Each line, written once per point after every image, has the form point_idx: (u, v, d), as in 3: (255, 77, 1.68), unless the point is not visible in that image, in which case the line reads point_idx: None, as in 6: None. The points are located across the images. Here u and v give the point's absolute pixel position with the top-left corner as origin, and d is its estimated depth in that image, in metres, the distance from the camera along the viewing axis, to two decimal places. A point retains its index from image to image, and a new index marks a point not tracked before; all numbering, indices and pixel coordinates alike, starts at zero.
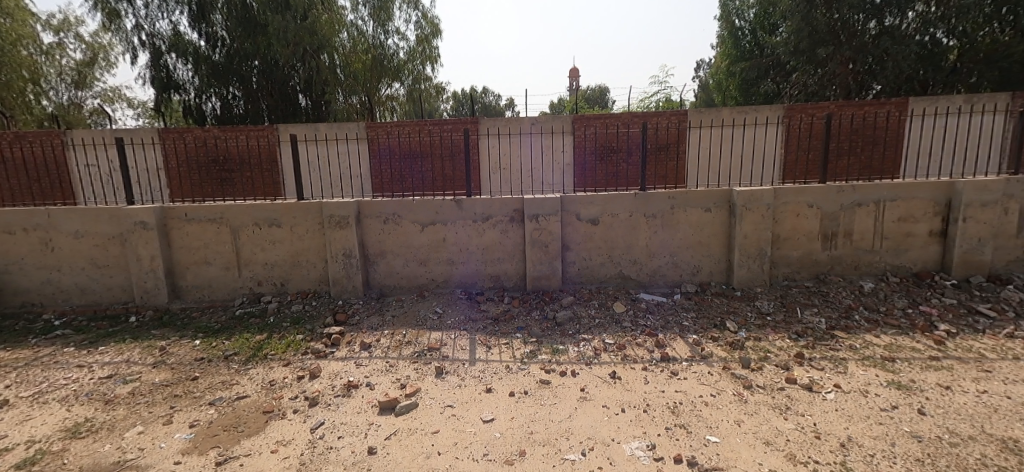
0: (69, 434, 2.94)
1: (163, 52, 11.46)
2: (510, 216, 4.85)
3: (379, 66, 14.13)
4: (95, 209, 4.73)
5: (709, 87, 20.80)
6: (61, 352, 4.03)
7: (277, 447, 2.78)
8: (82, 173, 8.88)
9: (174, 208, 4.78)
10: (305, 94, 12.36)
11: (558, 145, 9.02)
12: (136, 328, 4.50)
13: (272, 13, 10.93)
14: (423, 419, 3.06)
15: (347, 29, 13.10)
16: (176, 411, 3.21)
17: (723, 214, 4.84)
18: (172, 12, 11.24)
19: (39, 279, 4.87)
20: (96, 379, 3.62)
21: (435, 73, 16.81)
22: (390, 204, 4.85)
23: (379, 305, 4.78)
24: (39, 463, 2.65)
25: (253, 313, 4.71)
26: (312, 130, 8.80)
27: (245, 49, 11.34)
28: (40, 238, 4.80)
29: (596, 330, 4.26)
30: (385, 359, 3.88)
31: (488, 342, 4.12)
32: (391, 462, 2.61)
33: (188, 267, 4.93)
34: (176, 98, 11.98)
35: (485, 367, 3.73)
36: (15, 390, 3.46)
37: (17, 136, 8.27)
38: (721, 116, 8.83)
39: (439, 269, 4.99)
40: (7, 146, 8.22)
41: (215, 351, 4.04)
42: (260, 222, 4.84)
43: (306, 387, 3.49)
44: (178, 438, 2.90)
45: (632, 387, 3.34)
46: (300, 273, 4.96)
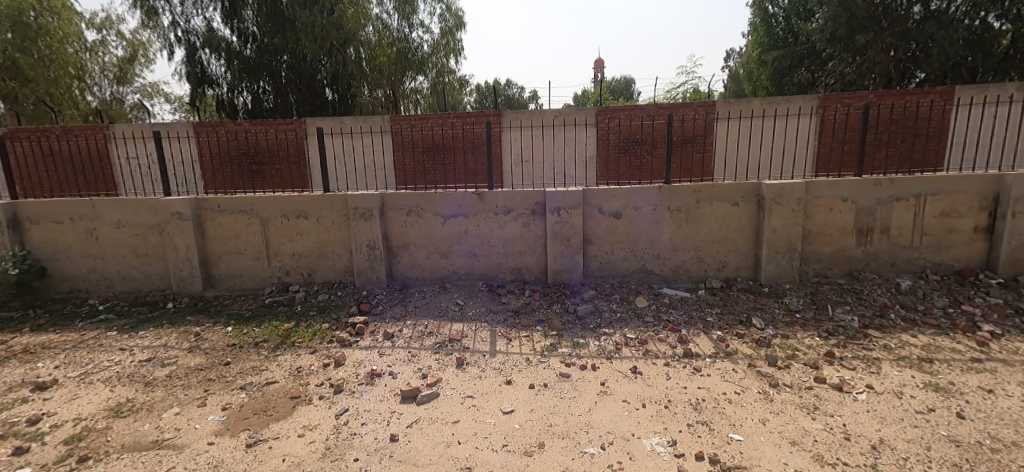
0: (113, 413, 3.15)
1: (197, 48, 11.87)
2: (532, 209, 4.83)
3: (404, 59, 14.07)
4: (135, 201, 4.95)
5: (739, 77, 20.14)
6: (105, 335, 4.27)
7: (303, 432, 2.90)
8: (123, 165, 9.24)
9: (208, 200, 4.95)
10: (331, 88, 12.57)
11: (581, 137, 8.86)
12: (173, 314, 4.70)
13: (300, 8, 11.29)
14: (443, 409, 3.11)
15: (372, 23, 13.17)
16: (209, 394, 3.38)
17: (751, 208, 4.70)
18: (206, 8, 11.63)
19: (85, 266, 5.14)
20: (137, 362, 3.82)
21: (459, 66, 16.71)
22: (413, 197, 4.89)
23: (402, 296, 4.85)
24: (85, 439, 2.87)
25: (281, 302, 4.85)
26: (339, 123, 8.93)
27: (274, 44, 11.69)
28: (85, 227, 5.05)
29: (618, 324, 4.22)
30: (407, 349, 3.96)
31: (508, 335, 4.14)
32: (411, 450, 2.68)
33: (220, 256, 5.11)
34: (210, 93, 12.41)
35: (505, 360, 3.75)
36: (64, 370, 3.69)
37: (64, 131, 8.64)
38: (751, 107, 8.53)
39: (460, 262, 5.02)
40: (55, 140, 8.59)
41: (246, 338, 4.19)
42: (288, 214, 4.96)
43: (331, 375, 3.61)
44: (212, 420, 3.07)
45: (653, 382, 3.30)
46: (325, 264, 5.08)
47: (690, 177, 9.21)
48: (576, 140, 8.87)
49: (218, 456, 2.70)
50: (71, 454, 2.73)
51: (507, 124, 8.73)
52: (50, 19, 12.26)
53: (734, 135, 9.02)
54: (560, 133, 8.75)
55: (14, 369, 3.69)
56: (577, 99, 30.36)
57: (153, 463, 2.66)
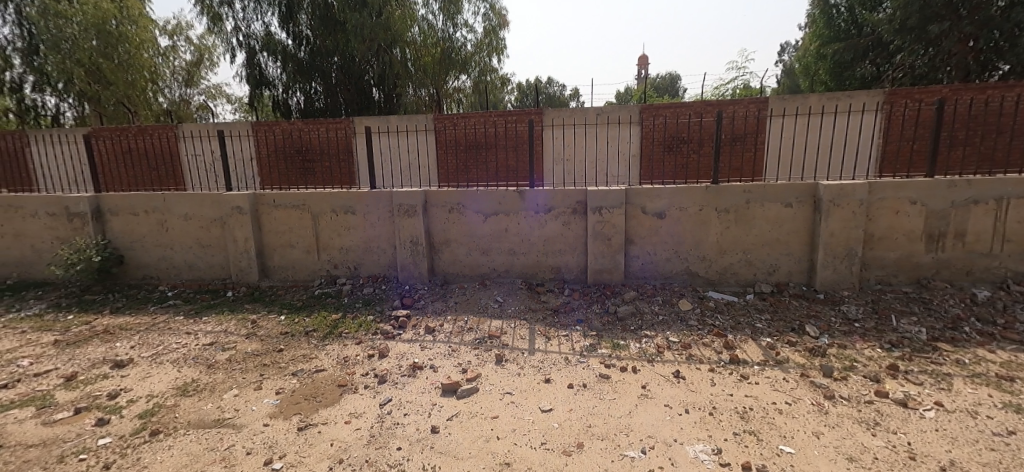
0: (180, 391, 3.40)
1: (256, 51, 12.53)
2: (573, 208, 4.79)
3: (448, 59, 14.05)
4: (199, 195, 5.30)
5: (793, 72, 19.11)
6: (173, 320, 4.60)
7: (350, 419, 3.03)
8: (189, 162, 9.87)
9: (264, 195, 5.22)
10: (378, 88, 13.03)
11: (624, 135, 8.67)
12: (232, 302, 5.01)
13: (351, 11, 11.67)
14: (483, 404, 3.16)
15: (418, 23, 13.29)
16: (265, 379, 3.58)
17: (806, 210, 4.47)
18: (264, 13, 12.23)
19: (156, 255, 5.54)
20: (200, 345, 4.09)
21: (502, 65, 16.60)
22: (455, 194, 4.96)
23: (443, 292, 4.95)
24: (157, 415, 3.12)
25: (329, 293, 5.06)
26: (384, 122, 9.15)
27: (327, 46, 12.22)
28: (156, 219, 5.45)
29: (659, 326, 4.13)
30: (447, 344, 4.03)
31: (547, 334, 4.13)
32: (452, 443, 2.73)
33: (275, 249, 5.38)
34: (267, 94, 13.06)
35: (544, 358, 3.75)
36: (138, 350, 4.00)
37: (140, 130, 9.33)
38: (808, 103, 8.08)
39: (499, 259, 5.06)
40: (132, 138, 9.30)
41: (297, 327, 4.40)
42: (337, 209, 5.16)
43: (375, 365, 3.73)
44: (266, 402, 3.26)
45: (697, 388, 3.21)
46: (371, 258, 5.24)
47: (739, 177, 8.83)
48: (619, 138, 8.67)
49: (273, 437, 2.87)
50: (145, 428, 2.98)
51: (549, 122, 8.63)
52: (129, 27, 13.24)
53: (789, 133, 8.54)
54: (602, 131, 8.58)
55: (96, 347, 4.05)
56: (620, 97, 30.09)
57: (215, 440, 2.86)
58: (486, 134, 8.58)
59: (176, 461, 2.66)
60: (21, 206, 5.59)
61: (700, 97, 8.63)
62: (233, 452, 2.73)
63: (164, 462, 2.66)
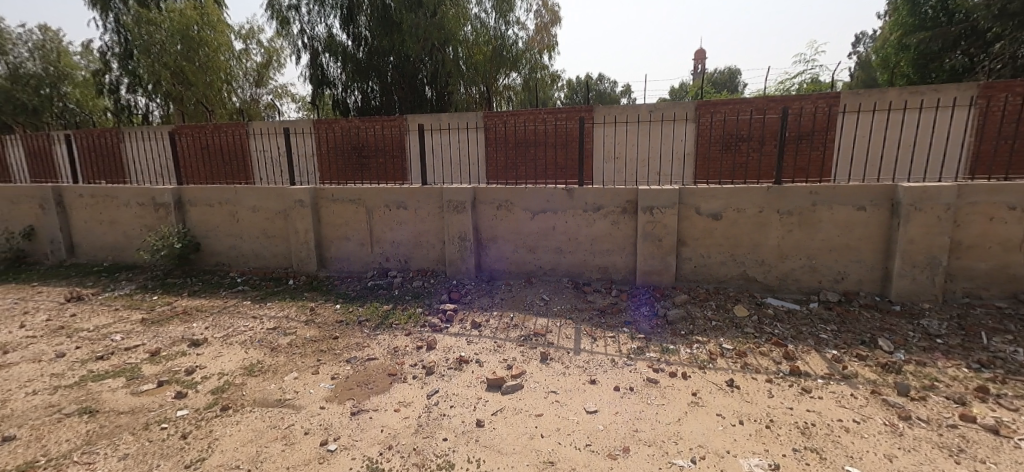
0: (247, 371, 3.66)
1: (319, 52, 13.24)
2: (623, 207, 4.69)
3: (499, 57, 14.01)
4: (266, 189, 5.65)
5: (869, 66, 17.72)
6: (241, 304, 4.95)
7: (399, 407, 3.13)
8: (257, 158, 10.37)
9: (323, 189, 5.50)
10: (430, 86, 13.31)
11: (679, 133, 8.34)
12: (293, 290, 5.31)
13: (407, 12, 12.13)
14: (527, 401, 3.16)
15: (470, 21, 13.36)
16: (321, 364, 3.77)
17: (881, 214, 4.13)
18: (327, 16, 12.91)
19: (227, 244, 5.97)
20: (265, 329, 4.37)
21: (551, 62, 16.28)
22: (503, 191, 5.00)
23: (489, 288, 5.00)
24: (227, 391, 3.37)
25: (381, 285, 5.25)
26: (435, 119, 9.29)
27: (383, 46, 12.66)
28: (228, 210, 5.87)
29: (712, 332, 3.96)
30: (493, 339, 4.07)
31: (593, 334, 4.07)
32: (497, 437, 2.76)
33: (332, 241, 5.64)
34: (327, 93, 13.72)
35: (590, 359, 3.70)
36: (212, 330, 4.34)
37: (215, 127, 9.87)
38: (887, 98, 7.47)
39: (546, 258, 5.04)
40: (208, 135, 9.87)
41: (351, 316, 4.60)
42: (389, 204, 5.34)
43: (424, 357, 3.84)
44: (323, 387, 3.43)
45: (752, 399, 3.05)
46: (420, 252, 5.39)
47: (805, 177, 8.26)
48: (673, 136, 8.33)
49: (329, 420, 3.01)
50: (217, 403, 3.23)
51: (600, 119, 8.39)
52: (208, 32, 13.97)
53: (865, 128, 7.92)
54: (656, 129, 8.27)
55: (176, 326, 4.44)
56: (674, 93, 29.52)
57: (276, 418, 3.05)
58: (536, 132, 8.51)
59: (243, 436, 2.86)
60: (116, 196, 6.20)
61: (762, 92, 8.17)
62: (293, 431, 2.90)
63: (232, 436, 2.87)
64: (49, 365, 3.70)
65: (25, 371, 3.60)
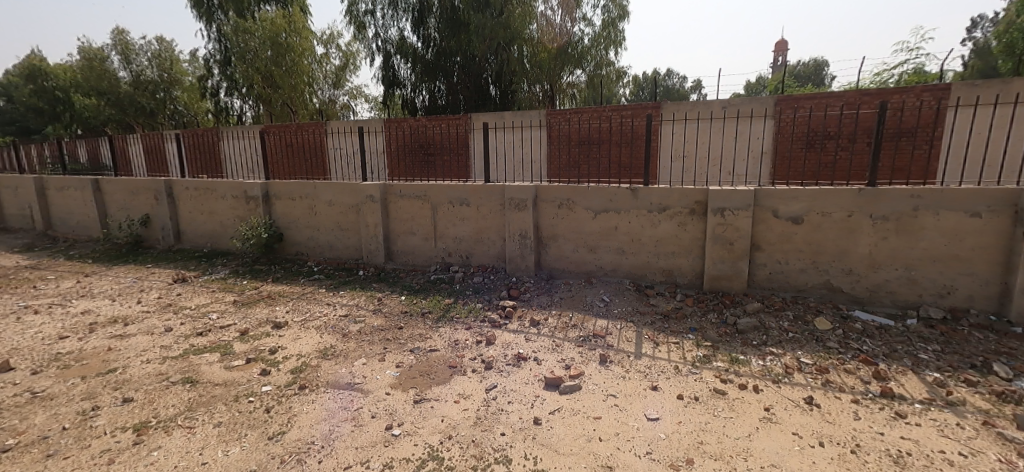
0: (321, 354, 3.92)
1: (391, 55, 13.95)
2: (691, 208, 4.48)
3: (564, 54, 13.96)
4: (341, 184, 6.02)
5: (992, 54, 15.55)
6: (316, 291, 5.32)
7: (459, 399, 3.21)
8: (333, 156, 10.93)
9: (392, 185, 5.76)
10: (495, 85, 13.51)
11: (755, 131, 7.82)
12: (362, 280, 5.62)
13: (475, 12, 12.37)
14: (586, 403, 3.11)
15: (537, 20, 13.40)
16: (387, 352, 3.95)
17: (999, 221, 3.63)
18: (400, 20, 13.56)
19: (305, 235, 6.44)
20: (338, 315, 4.67)
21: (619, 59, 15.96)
22: (565, 190, 4.96)
23: (548, 286, 4.99)
24: (304, 371, 3.64)
25: (443, 279, 5.41)
26: (499, 118, 9.39)
27: (451, 47, 13.07)
28: (308, 204, 6.32)
29: (789, 345, 3.68)
30: (552, 338, 4.06)
31: (656, 339, 3.94)
32: (555, 437, 2.74)
33: (399, 235, 5.90)
34: (398, 94, 14.41)
35: (652, 364, 3.58)
36: (292, 314, 4.70)
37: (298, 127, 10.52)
38: (1011, 90, 6.55)
39: (607, 258, 4.94)
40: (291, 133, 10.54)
41: (415, 307, 4.79)
42: (453, 201, 5.48)
43: (483, 351, 3.90)
44: (388, 374, 3.59)
45: (834, 419, 2.79)
46: (481, 249, 5.49)
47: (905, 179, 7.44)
48: (749, 134, 7.85)
49: (394, 406, 3.15)
50: (295, 381, 3.49)
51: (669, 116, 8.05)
52: (294, 38, 15.18)
53: (984, 124, 7.14)
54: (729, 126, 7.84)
55: (262, 308, 4.86)
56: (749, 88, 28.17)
57: (346, 400, 3.24)
58: (602, 129, 8.31)
59: (317, 414, 3.07)
60: (213, 189, 6.89)
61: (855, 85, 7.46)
62: (361, 414, 3.07)
63: (307, 414, 3.08)
64: (160, 337, 4.19)
65: (142, 342, 4.10)
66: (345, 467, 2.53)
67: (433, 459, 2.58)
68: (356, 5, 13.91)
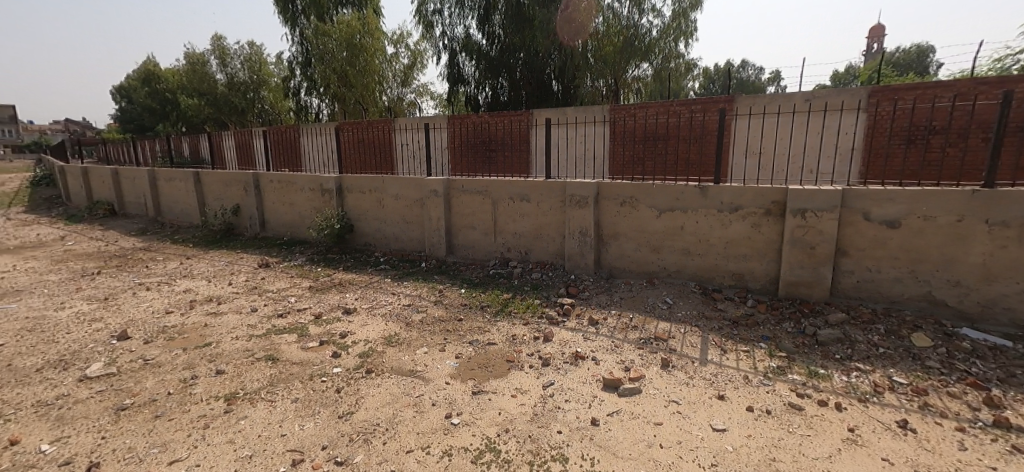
0: (387, 340, 4.11)
1: (457, 52, 14.33)
2: (766, 208, 4.20)
3: (630, 47, 13.65)
4: (406, 179, 6.27)
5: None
6: (381, 281, 5.58)
7: (516, 393, 3.23)
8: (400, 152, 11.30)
9: (455, 181, 5.90)
10: (557, 80, 13.46)
11: (844, 125, 7.15)
12: (425, 272, 5.83)
13: (540, 8, 12.40)
14: (646, 407, 3.01)
15: (602, 13, 13.15)
16: (448, 342, 4.06)
17: None
18: (465, 18, 13.87)
19: (373, 227, 6.77)
20: (402, 304, 4.87)
21: (689, 49, 15.84)
22: (629, 187, 4.82)
23: (608, 286, 4.90)
24: (371, 356, 3.83)
25: (502, 274, 5.47)
26: (560, 113, 9.23)
27: (514, 43, 13.11)
28: (376, 197, 6.64)
29: (878, 361, 3.34)
30: (611, 339, 3.97)
31: (723, 346, 3.73)
32: (613, 439, 2.68)
33: (460, 229, 6.04)
34: (462, 90, 14.88)
35: (718, 372, 3.39)
36: (360, 301, 4.97)
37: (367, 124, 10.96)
38: None
39: (671, 258, 4.75)
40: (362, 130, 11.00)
41: (474, 300, 4.88)
42: (514, 197, 5.52)
43: (541, 348, 3.90)
44: (448, 364, 3.69)
45: (933, 448, 2.48)
46: (541, 245, 5.48)
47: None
48: (836, 128, 7.17)
49: (453, 395, 3.23)
50: (362, 365, 3.68)
51: (744, 110, 7.45)
52: (367, 39, 15.97)
53: None
54: (814, 120, 7.21)
55: (334, 294, 5.18)
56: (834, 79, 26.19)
57: (409, 387, 3.36)
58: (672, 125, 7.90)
59: (382, 398, 3.22)
60: (292, 183, 7.45)
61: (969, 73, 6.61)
62: (422, 401, 3.17)
63: (373, 396, 3.24)
64: (247, 317, 4.60)
65: (231, 320, 4.52)
66: (406, 450, 2.63)
67: (491, 451, 2.61)
68: (425, 5, 14.41)
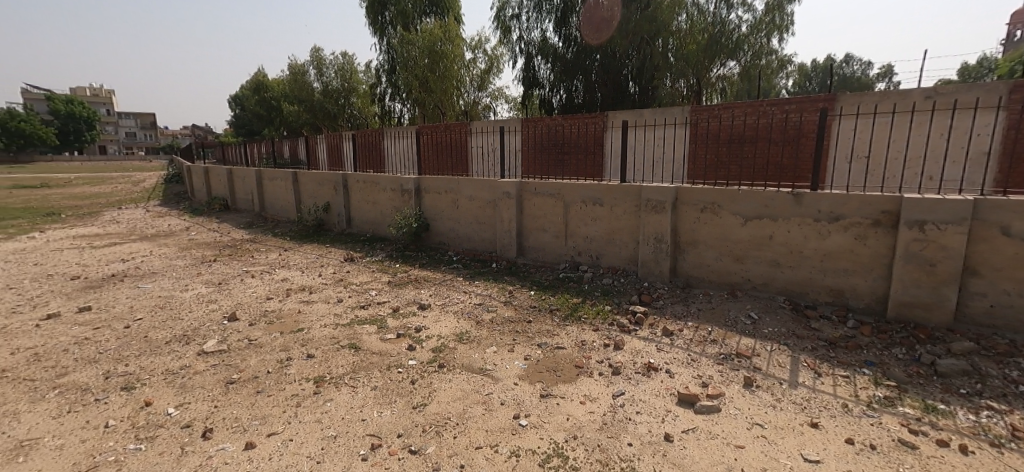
0: (460, 337, 4.24)
1: (533, 56, 14.53)
2: (874, 219, 3.76)
3: (715, 44, 13.14)
4: (480, 181, 6.43)
5: None
6: (454, 279, 5.77)
7: (584, 400, 3.17)
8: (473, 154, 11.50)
9: (527, 183, 5.96)
10: (634, 81, 13.21)
11: (976, 125, 6.22)
12: (495, 272, 5.95)
13: (618, 8, 12.17)
14: (725, 427, 2.80)
15: (686, 9, 12.80)
16: (517, 343, 4.10)
17: None
18: (543, 21, 14.02)
19: (447, 226, 7.03)
20: (473, 303, 5.00)
21: (782, 45, 14.94)
22: (711, 193, 4.57)
23: (685, 295, 4.67)
24: (444, 352, 3.96)
25: (572, 278, 5.43)
26: (637, 115, 9.02)
27: (591, 45, 13.04)
28: (451, 198, 6.88)
29: (1017, 400, 2.83)
30: (686, 352, 3.77)
31: (816, 368, 3.38)
32: (687, 458, 2.53)
33: (531, 231, 6.08)
34: (536, 93, 14.98)
35: (811, 397, 3.07)
36: (435, 298, 5.17)
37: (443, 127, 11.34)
38: None
39: (757, 270, 4.42)
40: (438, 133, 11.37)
41: (544, 303, 4.89)
42: (586, 200, 5.45)
43: (611, 356, 3.80)
44: (517, 365, 3.72)
45: None
46: (613, 250, 5.36)
47: None
48: (967, 129, 6.23)
49: (521, 396, 3.25)
50: (436, 359, 3.83)
51: (849, 110, 6.69)
52: (447, 46, 16.66)
53: None
54: (937, 120, 6.32)
55: (410, 289, 5.45)
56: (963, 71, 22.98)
57: (479, 384, 3.43)
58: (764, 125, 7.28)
59: (453, 393, 3.31)
60: (376, 183, 7.96)
61: None
62: (491, 399, 3.22)
63: (445, 391, 3.35)
64: (334, 306, 4.97)
65: (321, 308, 4.92)
66: (475, 447, 2.68)
67: (558, 456, 2.58)
68: (504, 10, 14.77)
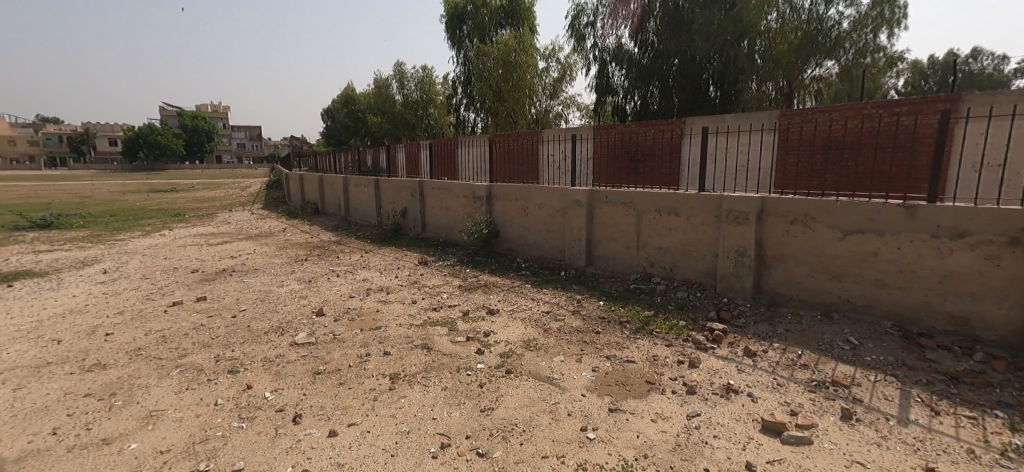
0: (528, 344, 4.25)
1: (608, 62, 14.40)
2: (1010, 236, 3.23)
3: (811, 43, 12.31)
4: (550, 189, 6.46)
5: None
6: (522, 285, 5.83)
7: (656, 418, 3.04)
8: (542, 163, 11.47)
9: (599, 191, 5.88)
10: (716, 85, 12.66)
11: None
12: (563, 280, 5.92)
13: (700, 10, 11.61)
14: (818, 462, 2.53)
15: (777, 9, 12.07)
16: (585, 354, 4.03)
17: None
18: (618, 27, 13.84)
19: (516, 233, 7.13)
20: (541, 311, 5.01)
21: (890, 40, 13.57)
22: (803, 204, 4.22)
23: (769, 314, 4.33)
24: (512, 358, 4.00)
25: (643, 290, 5.25)
26: (718, 121, 8.54)
27: (669, 49, 12.60)
28: (521, 205, 6.98)
29: None
30: (772, 375, 3.48)
31: (932, 405, 2.95)
32: None
33: (601, 240, 5.98)
34: (609, 100, 14.76)
35: (925, 437, 2.68)
36: (503, 304, 5.25)
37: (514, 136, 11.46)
38: None
39: (858, 290, 4.00)
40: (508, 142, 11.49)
41: (613, 314, 4.77)
42: (661, 209, 5.26)
43: (685, 374, 3.61)
44: (584, 376, 3.65)
45: None
46: (688, 263, 5.11)
47: None
48: None
49: (590, 409, 3.18)
50: (504, 365, 3.88)
51: (977, 111, 5.84)
52: (520, 56, 16.96)
53: None
54: None
55: (480, 294, 5.58)
56: None
57: (546, 393, 3.42)
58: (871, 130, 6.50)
59: (521, 400, 3.33)
60: (449, 190, 8.30)
61: None
62: (558, 409, 3.19)
63: (513, 397, 3.37)
64: (410, 307, 5.22)
65: (398, 308, 5.19)
66: (543, 456, 2.67)
67: None
68: (579, 18, 14.79)
